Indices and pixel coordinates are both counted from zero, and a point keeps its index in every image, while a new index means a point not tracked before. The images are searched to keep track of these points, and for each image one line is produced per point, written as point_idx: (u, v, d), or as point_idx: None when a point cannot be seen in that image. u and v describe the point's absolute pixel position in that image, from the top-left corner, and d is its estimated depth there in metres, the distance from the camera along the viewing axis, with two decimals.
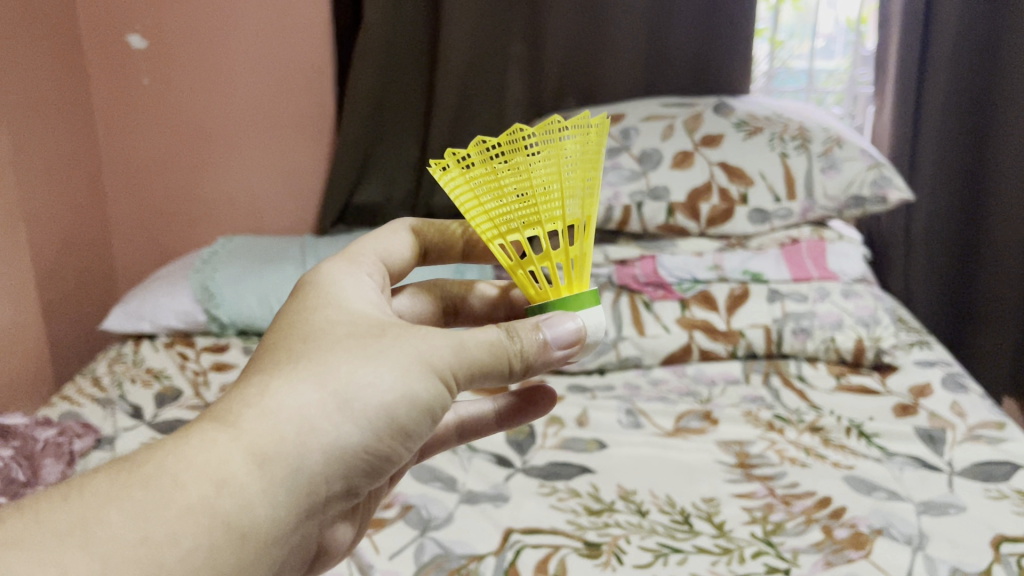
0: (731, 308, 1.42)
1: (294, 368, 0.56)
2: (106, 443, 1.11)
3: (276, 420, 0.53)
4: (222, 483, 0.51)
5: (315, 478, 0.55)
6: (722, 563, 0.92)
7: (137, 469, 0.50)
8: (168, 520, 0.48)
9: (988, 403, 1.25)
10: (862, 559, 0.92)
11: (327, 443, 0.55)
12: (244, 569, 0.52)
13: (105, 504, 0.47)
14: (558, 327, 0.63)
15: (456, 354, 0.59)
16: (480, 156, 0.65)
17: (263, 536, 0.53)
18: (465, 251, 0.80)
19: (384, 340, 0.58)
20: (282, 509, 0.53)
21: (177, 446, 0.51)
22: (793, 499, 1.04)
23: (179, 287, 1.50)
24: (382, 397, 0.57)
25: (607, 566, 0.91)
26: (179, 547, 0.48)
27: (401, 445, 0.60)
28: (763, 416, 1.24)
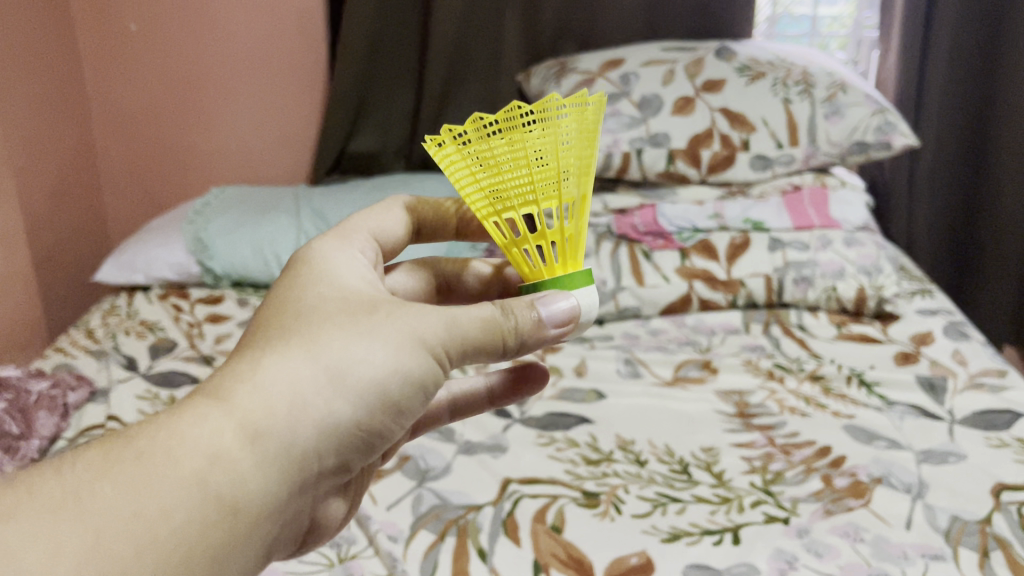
0: (732, 257, 1.40)
1: (286, 343, 0.54)
2: (100, 396, 1.10)
3: (271, 394, 0.51)
4: (217, 456, 0.48)
5: (307, 452, 0.53)
6: (721, 513, 0.92)
7: (131, 442, 0.47)
8: (163, 493, 0.45)
9: (990, 351, 1.24)
10: (861, 508, 0.92)
11: (319, 420, 0.53)
12: (237, 545, 0.49)
13: (97, 478, 0.44)
14: (550, 305, 0.59)
15: (449, 330, 0.57)
16: (472, 129, 0.62)
17: (255, 514, 0.50)
18: (458, 228, 0.74)
19: (377, 317, 0.56)
20: (274, 484, 0.51)
21: (168, 423, 0.49)
22: (793, 448, 1.03)
23: (172, 238, 1.48)
24: (375, 372, 0.55)
25: (606, 515, 0.91)
26: (174, 521, 0.45)
27: (392, 421, 0.57)
28: (763, 365, 1.23)
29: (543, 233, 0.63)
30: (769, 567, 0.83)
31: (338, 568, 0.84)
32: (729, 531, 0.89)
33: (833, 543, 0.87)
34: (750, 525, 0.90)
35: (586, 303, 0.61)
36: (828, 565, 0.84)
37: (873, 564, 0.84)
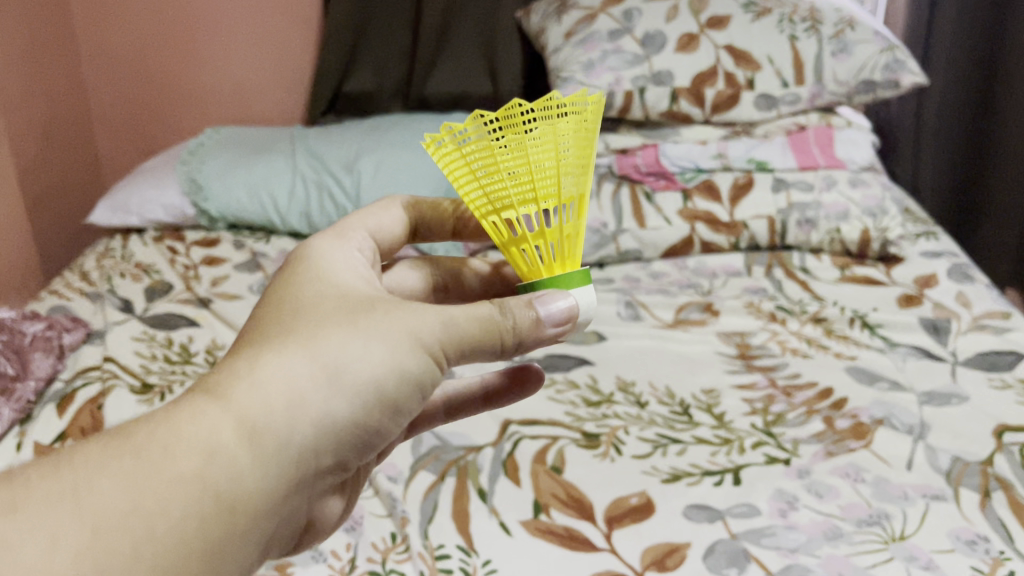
0: (735, 198, 1.38)
1: (282, 342, 0.49)
2: (96, 338, 1.09)
3: (270, 393, 0.47)
4: (216, 452, 0.44)
5: (305, 453, 0.48)
6: (721, 454, 0.91)
7: (129, 435, 0.43)
8: (162, 488, 0.41)
9: (994, 293, 1.23)
10: (862, 448, 0.92)
11: (317, 418, 0.48)
12: (234, 548, 0.45)
13: (94, 470, 0.41)
14: (548, 303, 0.55)
15: (446, 329, 0.52)
16: (468, 130, 0.57)
17: (255, 508, 0.46)
18: (455, 228, 0.68)
19: (375, 317, 0.52)
20: (273, 484, 0.46)
21: (162, 417, 0.44)
22: (794, 390, 1.03)
23: (166, 179, 1.46)
24: (373, 371, 0.50)
25: (606, 456, 0.91)
26: (173, 519, 0.41)
27: (389, 420, 0.53)
28: (766, 307, 1.22)
29: (542, 232, 0.58)
30: (770, 508, 0.83)
31: None
32: (729, 472, 0.88)
33: (834, 483, 0.87)
34: (750, 466, 0.90)
35: (585, 302, 0.57)
36: (828, 506, 0.84)
37: (873, 505, 0.84)
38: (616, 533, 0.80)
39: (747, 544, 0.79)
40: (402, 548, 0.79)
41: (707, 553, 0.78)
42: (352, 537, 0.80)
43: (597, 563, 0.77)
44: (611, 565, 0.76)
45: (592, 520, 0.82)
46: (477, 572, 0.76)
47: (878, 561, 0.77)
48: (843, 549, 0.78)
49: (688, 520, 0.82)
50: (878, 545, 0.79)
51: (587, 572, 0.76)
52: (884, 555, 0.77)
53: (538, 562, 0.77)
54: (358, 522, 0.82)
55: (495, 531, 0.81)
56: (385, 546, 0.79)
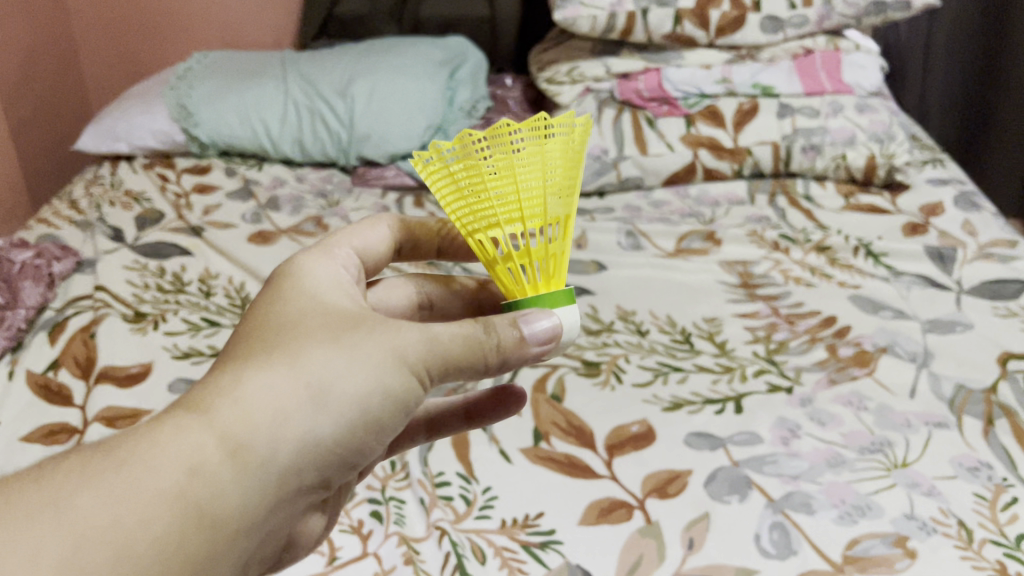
0: (739, 124, 1.35)
1: (267, 357, 0.47)
2: (87, 267, 1.07)
3: (252, 410, 0.44)
4: (198, 469, 0.42)
5: (286, 471, 0.46)
6: (723, 382, 0.90)
7: (114, 449, 0.42)
8: (140, 504, 0.40)
9: (1000, 221, 1.21)
10: (865, 377, 0.91)
11: (299, 437, 0.45)
12: (212, 565, 0.43)
13: (76, 485, 0.40)
14: (533, 324, 0.51)
15: (430, 347, 0.48)
16: (452, 145, 0.54)
17: (235, 525, 0.44)
18: (441, 245, 0.65)
19: (363, 331, 0.48)
20: (254, 500, 0.44)
21: (146, 433, 0.43)
22: (797, 318, 1.02)
23: (154, 104, 1.42)
24: (356, 391, 0.47)
25: (606, 385, 0.90)
26: (151, 532, 0.40)
27: (374, 439, 0.50)
28: (768, 236, 1.19)
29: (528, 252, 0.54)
30: (772, 436, 0.83)
31: None
32: (731, 400, 0.88)
33: (836, 411, 0.86)
34: (752, 394, 0.89)
35: (568, 321, 0.53)
36: (831, 434, 0.83)
37: (876, 432, 0.83)
38: (617, 461, 0.80)
39: (749, 471, 0.78)
40: (401, 476, 0.78)
41: (708, 481, 0.77)
42: None
43: (597, 490, 0.76)
44: (612, 492, 0.76)
45: (592, 448, 0.81)
46: (477, 500, 0.75)
47: (880, 488, 0.76)
48: (846, 477, 0.78)
49: (690, 448, 0.81)
50: (881, 472, 0.78)
51: (587, 499, 0.75)
52: (887, 482, 0.77)
53: (538, 489, 0.76)
54: None
55: (494, 459, 0.80)
56: (384, 475, 0.78)
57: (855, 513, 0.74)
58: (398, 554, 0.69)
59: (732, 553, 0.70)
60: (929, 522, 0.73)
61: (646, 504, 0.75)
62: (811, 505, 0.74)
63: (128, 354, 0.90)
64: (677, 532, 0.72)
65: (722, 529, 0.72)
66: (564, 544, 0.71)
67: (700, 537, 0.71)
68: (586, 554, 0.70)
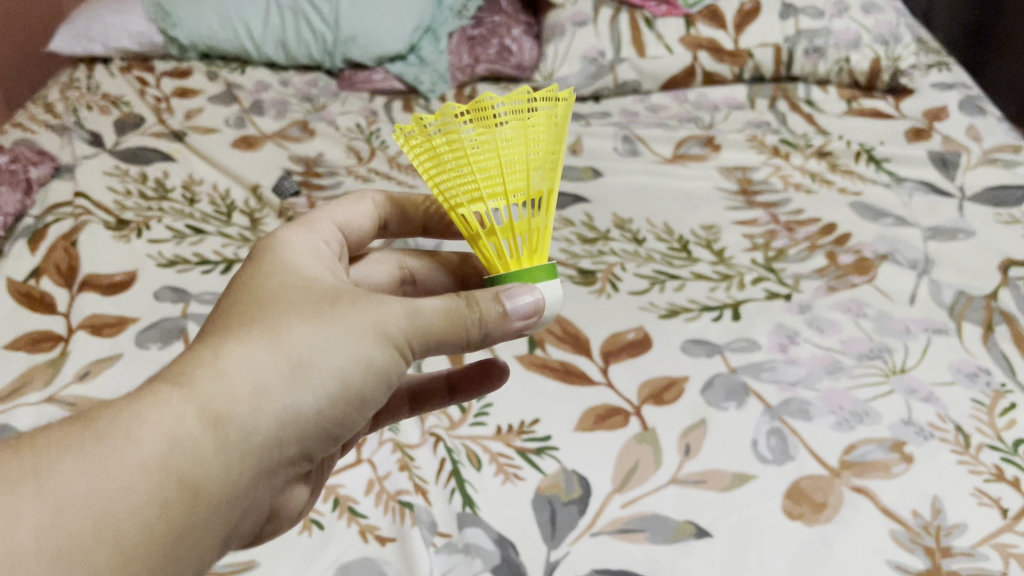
0: (740, 25, 1.30)
1: (246, 330, 0.45)
2: (65, 173, 1.03)
3: (232, 382, 0.43)
4: (179, 439, 0.41)
5: (266, 443, 0.45)
6: (720, 290, 0.89)
7: (95, 419, 0.41)
8: (120, 474, 0.39)
9: (1006, 127, 1.18)
10: (865, 284, 0.89)
11: (280, 408, 0.44)
12: (192, 537, 0.42)
13: (56, 453, 0.39)
14: (515, 299, 0.47)
15: (413, 321, 0.47)
16: (433, 117, 0.51)
17: (215, 495, 0.43)
18: (427, 223, 0.65)
19: (344, 305, 0.47)
20: (235, 472, 0.43)
21: (126, 404, 0.42)
22: (797, 225, 1.00)
23: (130, 4, 1.36)
24: (337, 365, 0.46)
25: (602, 293, 0.88)
26: (133, 502, 0.39)
27: (354, 411, 0.49)
28: (768, 142, 1.16)
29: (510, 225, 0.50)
30: (770, 343, 0.82)
31: None
32: (728, 307, 0.86)
33: (835, 318, 0.85)
34: (750, 301, 0.87)
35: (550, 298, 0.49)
36: (829, 341, 0.82)
37: (875, 339, 0.82)
38: (613, 369, 0.79)
39: (747, 378, 0.78)
40: None
41: (705, 388, 0.76)
42: None
43: (593, 397, 0.75)
44: (608, 400, 0.75)
45: (588, 355, 0.80)
46: (472, 407, 0.74)
47: (878, 394, 0.76)
48: (843, 383, 0.77)
49: (687, 355, 0.80)
50: (879, 379, 0.77)
51: (583, 406, 0.74)
52: (885, 389, 0.76)
53: (534, 397, 0.75)
54: None
55: None
56: None
57: (853, 420, 0.73)
58: (393, 461, 0.68)
59: (729, 459, 0.69)
60: (926, 428, 0.72)
61: (643, 411, 0.74)
62: (808, 412, 0.74)
63: (111, 262, 0.87)
64: (673, 439, 0.71)
65: (718, 435, 0.71)
66: (560, 451, 0.70)
67: (697, 443, 0.71)
68: (582, 460, 0.69)
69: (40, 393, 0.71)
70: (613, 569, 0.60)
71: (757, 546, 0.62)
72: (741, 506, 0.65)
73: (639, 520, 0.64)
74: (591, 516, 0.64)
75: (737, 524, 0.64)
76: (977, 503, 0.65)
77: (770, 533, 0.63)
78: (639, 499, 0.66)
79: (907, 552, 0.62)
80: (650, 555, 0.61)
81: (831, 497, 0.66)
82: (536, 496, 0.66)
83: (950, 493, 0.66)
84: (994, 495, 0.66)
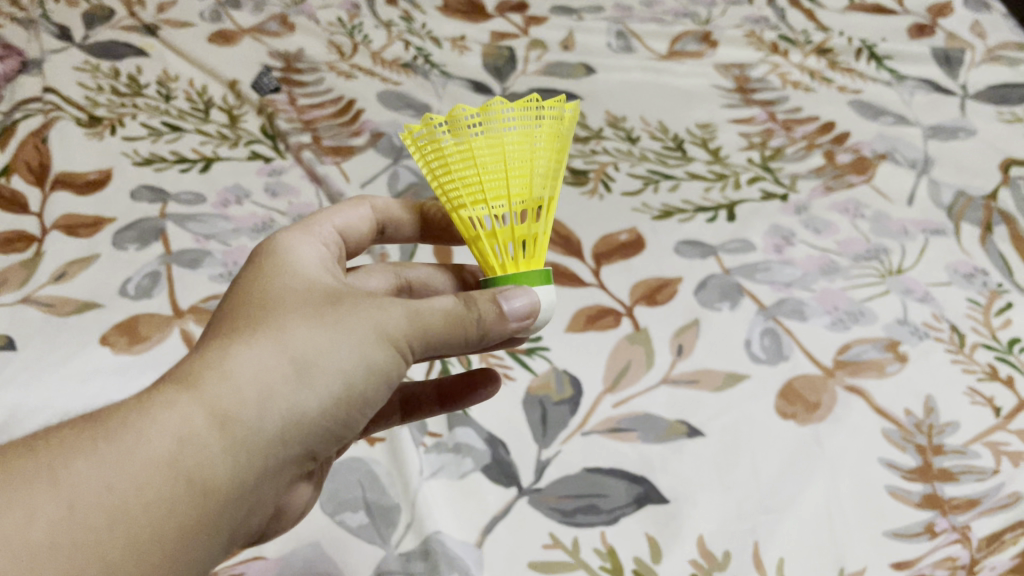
0: None
1: (250, 330, 0.42)
2: (32, 68, 0.98)
3: (240, 382, 0.39)
4: (188, 442, 0.37)
5: (275, 447, 0.41)
6: (716, 190, 0.87)
7: (100, 420, 0.37)
8: (128, 475, 0.36)
9: (1011, 23, 1.14)
10: (863, 185, 0.87)
11: (289, 411, 0.41)
12: (200, 544, 0.39)
13: (63, 454, 0.35)
14: (509, 302, 0.45)
15: (415, 323, 0.44)
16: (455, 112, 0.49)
17: (224, 501, 0.39)
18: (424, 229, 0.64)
19: (349, 307, 0.44)
20: (245, 477, 0.40)
21: (131, 405, 0.38)
22: (795, 124, 0.97)
23: None
24: (343, 369, 0.42)
25: (595, 194, 0.86)
26: (143, 502, 0.36)
27: (362, 415, 0.45)
28: (767, 37, 1.12)
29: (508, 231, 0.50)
30: (765, 244, 0.80)
31: None
32: (724, 208, 0.84)
33: (832, 219, 0.83)
34: (746, 202, 0.85)
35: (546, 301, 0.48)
36: (825, 242, 0.81)
37: (872, 240, 0.81)
38: (605, 270, 0.77)
39: (741, 280, 0.76)
40: None
41: (699, 289, 0.75)
42: None
43: (584, 298, 0.74)
44: (600, 301, 0.74)
45: (580, 257, 0.78)
46: None
47: (873, 295, 0.75)
48: (839, 285, 0.76)
49: (680, 256, 0.78)
50: (875, 280, 0.76)
51: (574, 308, 0.73)
52: (881, 289, 0.75)
53: None
54: None
55: None
56: None
57: (848, 321, 0.72)
58: None
59: (722, 359, 0.68)
60: (921, 328, 0.71)
61: (635, 313, 0.72)
62: (803, 313, 0.73)
63: (85, 160, 0.84)
64: (665, 340, 0.70)
65: (712, 336, 0.70)
66: (551, 352, 0.69)
67: (690, 344, 0.70)
68: (574, 361, 0.68)
69: (15, 293, 0.69)
70: (604, 468, 0.60)
71: (750, 445, 0.62)
72: (733, 405, 0.65)
73: (631, 420, 0.63)
74: (582, 415, 0.64)
75: (729, 423, 0.63)
76: (971, 402, 0.65)
77: (763, 432, 0.62)
78: (631, 399, 0.65)
79: (899, 450, 0.61)
80: (641, 454, 0.61)
81: (824, 397, 0.65)
82: (527, 396, 0.65)
83: (944, 392, 0.66)
84: (987, 394, 0.66)
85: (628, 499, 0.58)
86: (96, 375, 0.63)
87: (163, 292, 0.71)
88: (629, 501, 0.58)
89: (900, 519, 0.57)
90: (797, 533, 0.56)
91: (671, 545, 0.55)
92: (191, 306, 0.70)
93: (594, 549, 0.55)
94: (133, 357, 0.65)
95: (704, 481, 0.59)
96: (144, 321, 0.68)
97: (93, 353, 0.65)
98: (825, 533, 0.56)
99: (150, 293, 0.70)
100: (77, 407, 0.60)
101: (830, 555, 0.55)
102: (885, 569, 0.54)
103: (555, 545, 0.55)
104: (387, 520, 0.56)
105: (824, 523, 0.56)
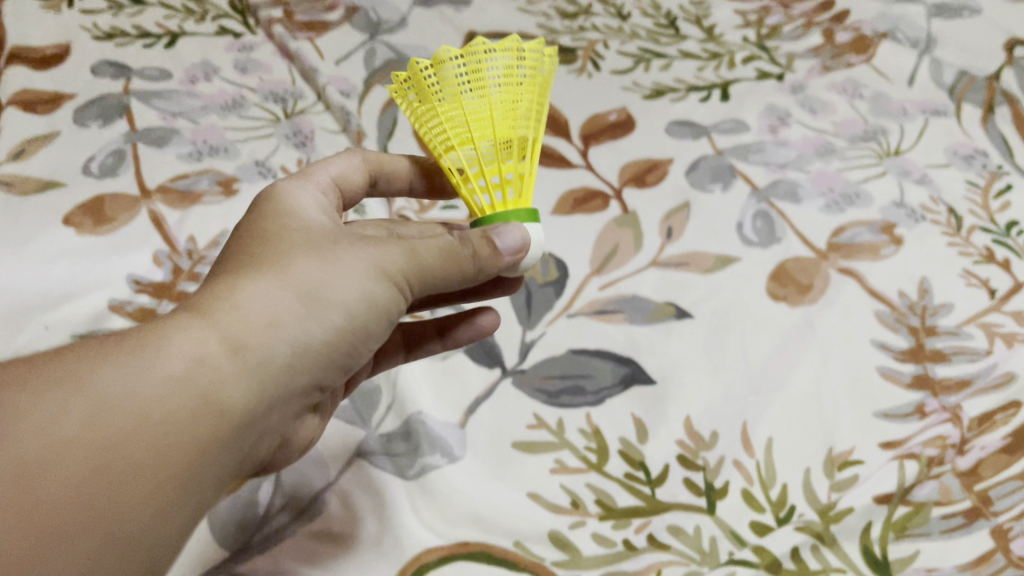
0: None
1: (255, 265, 0.41)
2: None
3: (248, 311, 0.39)
4: (202, 361, 0.37)
5: (288, 370, 0.40)
6: (709, 69, 0.83)
7: (112, 344, 0.37)
8: (148, 388, 0.35)
9: None
10: (862, 65, 0.84)
11: (296, 337, 0.40)
12: (223, 467, 0.38)
13: (88, 368, 0.35)
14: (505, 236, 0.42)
15: (410, 260, 0.43)
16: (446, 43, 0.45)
17: (245, 423, 0.39)
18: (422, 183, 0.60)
19: (350, 243, 0.43)
20: (262, 401, 0.39)
21: (147, 329, 0.37)
22: (793, 2, 0.92)
23: None
24: (347, 298, 0.41)
25: (583, 72, 0.82)
26: (164, 412, 0.35)
27: (365, 344, 0.44)
28: None
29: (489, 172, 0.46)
30: (759, 124, 0.77)
31: (285, 123, 0.74)
32: (717, 87, 0.81)
33: (829, 99, 0.80)
34: (740, 81, 0.81)
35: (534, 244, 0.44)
36: (821, 123, 0.78)
37: (869, 121, 0.78)
38: (593, 151, 0.74)
39: (733, 161, 0.73)
40: None
41: (690, 171, 0.72)
42: (303, 154, 0.71)
43: (572, 180, 0.71)
44: (587, 182, 0.71)
45: (567, 137, 0.75)
46: None
47: (869, 177, 0.72)
48: (835, 167, 0.73)
49: (671, 137, 0.75)
50: (872, 162, 0.74)
51: (561, 189, 0.70)
52: (877, 171, 0.73)
53: None
54: (309, 137, 0.73)
55: None
56: None
57: (843, 203, 0.70)
58: None
59: (712, 241, 0.66)
60: (917, 211, 0.69)
61: (624, 195, 0.70)
62: (798, 195, 0.70)
63: (42, 34, 0.79)
64: (655, 222, 0.68)
65: (702, 218, 0.68)
66: None
67: (680, 226, 0.67)
68: (559, 244, 0.66)
69: None
70: (590, 350, 0.58)
71: (740, 327, 0.60)
72: (724, 287, 0.63)
73: (618, 302, 0.61)
74: (568, 298, 0.62)
75: (719, 305, 0.61)
76: (966, 285, 0.63)
77: (753, 314, 0.61)
78: (618, 281, 0.63)
79: (891, 333, 0.60)
80: (629, 336, 0.59)
81: (816, 280, 0.63)
82: None
83: (939, 275, 0.64)
84: (983, 276, 0.64)
85: (614, 381, 0.56)
86: (60, 256, 0.60)
87: (128, 171, 0.67)
88: (615, 383, 0.56)
89: (891, 400, 0.56)
90: (787, 413, 0.54)
91: (658, 425, 0.54)
92: (159, 186, 0.66)
93: (579, 429, 0.53)
94: (98, 238, 0.62)
95: (692, 363, 0.57)
96: (109, 200, 0.64)
97: (56, 234, 0.62)
98: (815, 413, 0.55)
99: (115, 172, 0.67)
100: (41, 289, 0.58)
101: (818, 435, 0.53)
102: (874, 449, 0.53)
103: (539, 425, 0.53)
104: (367, 401, 0.54)
105: (814, 403, 0.55)
